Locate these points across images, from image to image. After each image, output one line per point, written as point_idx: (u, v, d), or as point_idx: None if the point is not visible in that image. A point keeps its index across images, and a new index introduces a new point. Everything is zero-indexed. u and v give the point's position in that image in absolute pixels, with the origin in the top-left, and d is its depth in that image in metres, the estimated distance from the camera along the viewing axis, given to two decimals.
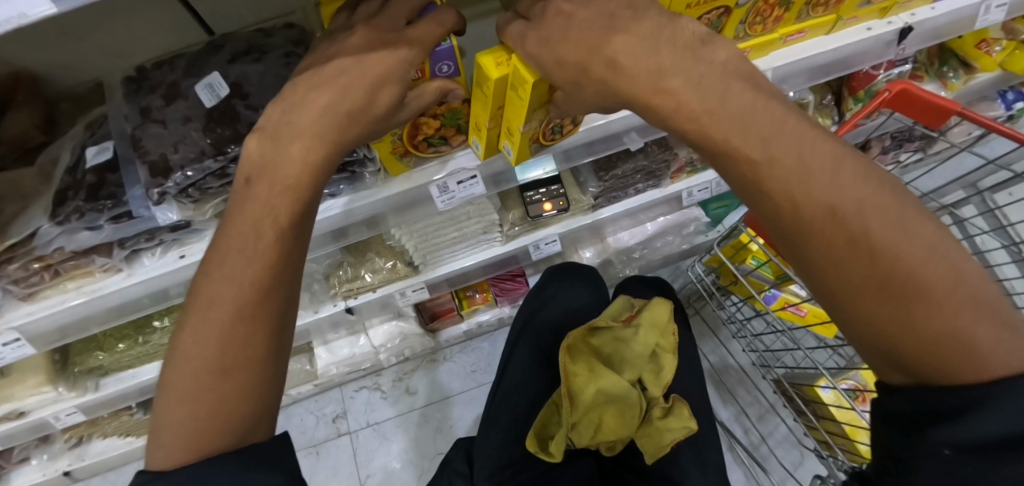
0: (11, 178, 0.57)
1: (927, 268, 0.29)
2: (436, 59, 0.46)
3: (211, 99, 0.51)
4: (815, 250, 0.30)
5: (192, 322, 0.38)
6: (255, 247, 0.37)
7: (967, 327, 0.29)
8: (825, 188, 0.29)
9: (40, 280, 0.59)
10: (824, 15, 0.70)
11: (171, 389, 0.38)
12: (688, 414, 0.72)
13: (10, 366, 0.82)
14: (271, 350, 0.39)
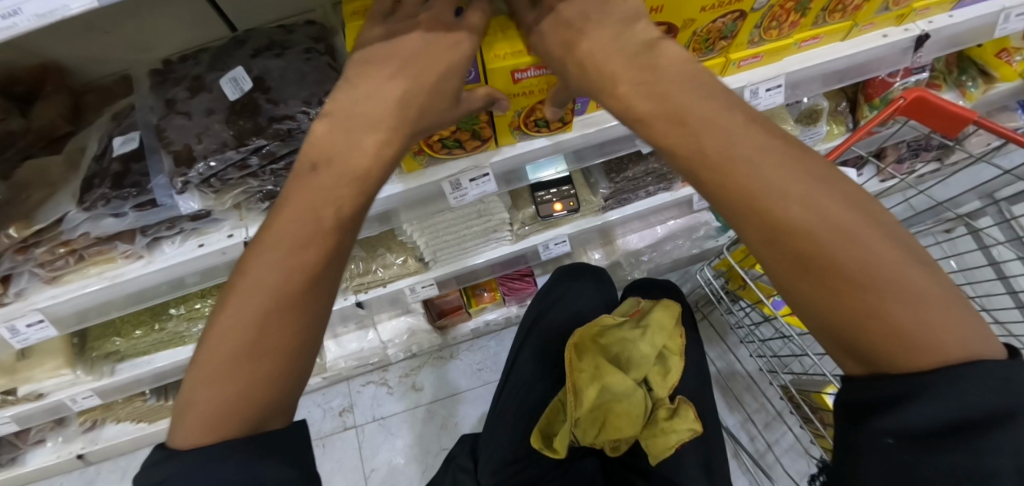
0: (41, 165, 0.59)
1: (859, 253, 0.27)
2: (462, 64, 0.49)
3: (234, 92, 0.53)
4: (740, 224, 0.30)
5: (236, 300, 0.37)
6: (315, 231, 0.37)
7: (904, 317, 0.26)
8: (750, 166, 0.30)
9: (64, 264, 0.61)
10: (841, 21, 0.70)
11: (203, 367, 0.36)
12: (693, 416, 0.73)
13: (31, 349, 0.84)
14: (306, 341, 0.38)
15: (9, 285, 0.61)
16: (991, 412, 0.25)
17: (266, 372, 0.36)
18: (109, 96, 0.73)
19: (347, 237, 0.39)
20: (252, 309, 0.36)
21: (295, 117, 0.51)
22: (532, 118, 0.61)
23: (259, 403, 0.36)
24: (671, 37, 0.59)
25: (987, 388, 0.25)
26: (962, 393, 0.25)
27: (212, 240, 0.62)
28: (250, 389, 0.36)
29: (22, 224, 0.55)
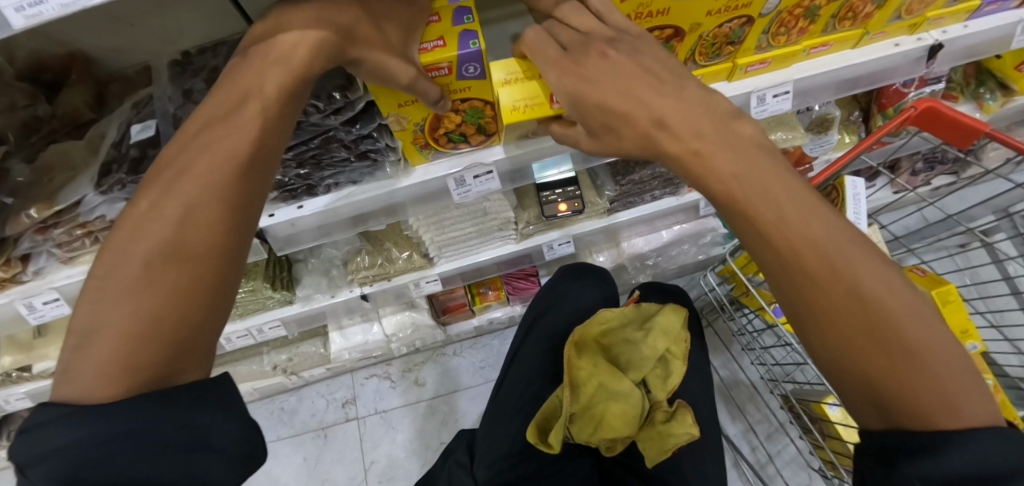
0: (63, 150, 0.61)
1: (910, 333, 0.34)
2: (463, 60, 0.48)
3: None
4: (807, 286, 0.35)
5: (153, 193, 0.38)
6: (238, 119, 0.39)
7: (942, 383, 0.33)
8: (826, 236, 0.35)
9: (82, 245, 0.63)
10: (851, 29, 0.70)
11: (111, 282, 0.36)
12: (690, 420, 0.70)
13: (47, 327, 0.87)
14: (211, 280, 0.37)
15: (29, 263, 0.64)
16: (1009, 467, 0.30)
17: (160, 310, 0.35)
18: (130, 86, 0.75)
19: (261, 172, 0.41)
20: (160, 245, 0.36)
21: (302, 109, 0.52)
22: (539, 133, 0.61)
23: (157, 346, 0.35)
24: (678, 40, 0.59)
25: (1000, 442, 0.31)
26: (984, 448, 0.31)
27: None
28: (152, 328, 0.35)
29: (43, 204, 0.58)
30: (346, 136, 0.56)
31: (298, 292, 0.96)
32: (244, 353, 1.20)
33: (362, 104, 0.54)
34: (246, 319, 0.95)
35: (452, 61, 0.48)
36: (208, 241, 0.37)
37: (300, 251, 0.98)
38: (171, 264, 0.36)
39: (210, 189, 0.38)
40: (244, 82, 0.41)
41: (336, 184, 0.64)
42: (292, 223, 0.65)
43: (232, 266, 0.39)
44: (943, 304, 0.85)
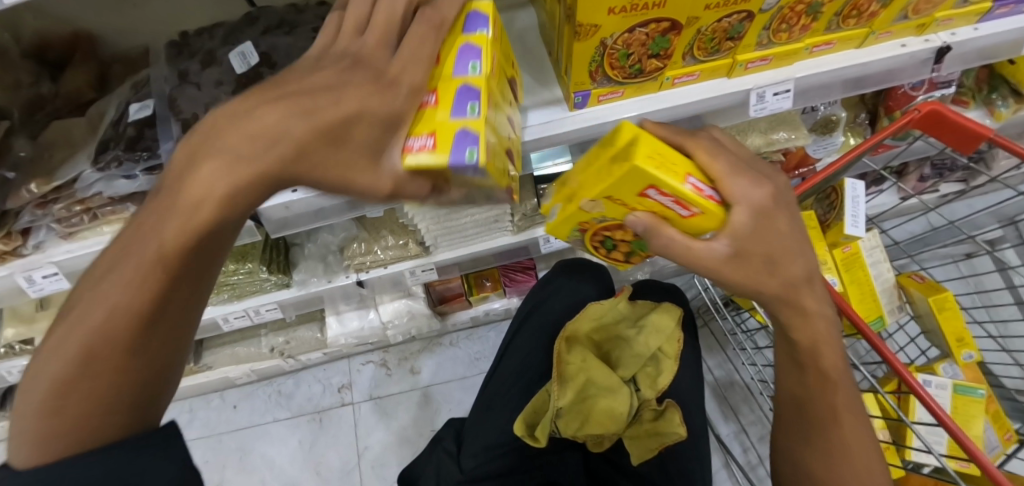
0: (63, 127, 0.62)
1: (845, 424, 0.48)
2: (460, 146, 0.40)
3: (242, 66, 0.55)
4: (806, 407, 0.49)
5: (93, 284, 0.35)
6: (161, 220, 0.33)
7: None
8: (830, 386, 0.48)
9: (80, 221, 0.65)
10: (856, 28, 0.69)
11: (46, 371, 0.34)
12: (678, 419, 0.70)
13: (50, 301, 0.89)
14: (137, 386, 0.36)
15: (29, 237, 0.65)
16: None
17: (83, 416, 0.34)
18: (132, 65, 0.76)
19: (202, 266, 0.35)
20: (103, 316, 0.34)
21: None
22: (599, 234, 0.52)
23: (95, 438, 0.35)
24: (678, 34, 0.57)
25: None
26: None
27: None
28: (69, 430, 0.34)
29: (43, 180, 0.59)
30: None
31: (295, 276, 0.97)
32: (243, 334, 1.22)
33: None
34: (244, 301, 0.97)
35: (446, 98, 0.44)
36: (133, 351, 0.35)
37: (299, 235, 0.99)
38: (90, 373, 0.34)
39: (135, 296, 0.33)
40: (184, 176, 0.33)
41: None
42: (287, 206, 0.66)
43: (166, 365, 0.37)
44: (939, 311, 0.84)
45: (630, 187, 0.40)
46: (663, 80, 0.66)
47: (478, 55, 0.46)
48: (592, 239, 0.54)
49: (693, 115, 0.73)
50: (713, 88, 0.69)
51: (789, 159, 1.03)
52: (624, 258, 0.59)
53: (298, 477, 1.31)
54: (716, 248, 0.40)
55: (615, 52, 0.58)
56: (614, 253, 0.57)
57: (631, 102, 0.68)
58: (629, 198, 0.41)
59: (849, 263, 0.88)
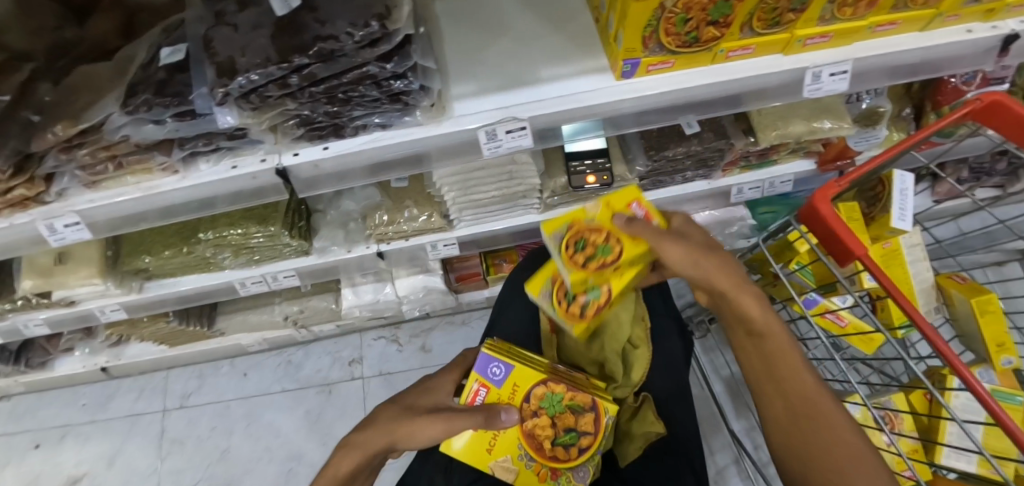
0: (91, 69, 0.60)
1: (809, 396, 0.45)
2: (484, 369, 0.62)
3: (282, 7, 0.51)
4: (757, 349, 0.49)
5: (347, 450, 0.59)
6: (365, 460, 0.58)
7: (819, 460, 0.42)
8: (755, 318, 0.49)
9: (104, 170, 0.63)
10: (923, 8, 0.65)
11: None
12: (651, 418, 0.68)
13: (69, 255, 0.88)
14: None
15: (52, 184, 0.64)
16: None
17: None
18: (162, 15, 0.73)
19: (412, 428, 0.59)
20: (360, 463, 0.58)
21: (337, 37, 0.49)
22: (581, 233, 0.62)
23: None
24: (740, 1, 0.54)
25: None
26: None
27: (245, 162, 0.63)
28: None
29: (69, 122, 0.57)
30: (379, 73, 0.53)
31: (315, 244, 0.95)
32: (256, 301, 1.20)
33: (399, 38, 0.52)
34: (261, 267, 0.96)
35: (478, 380, 0.61)
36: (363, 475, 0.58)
37: (320, 202, 0.97)
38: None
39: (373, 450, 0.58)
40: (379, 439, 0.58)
41: (364, 127, 0.61)
42: (316, 165, 0.63)
43: None
44: (982, 314, 0.81)
45: (619, 200, 0.64)
46: (717, 52, 0.64)
47: (497, 360, 0.62)
48: (570, 236, 0.62)
49: (743, 93, 0.70)
50: (767, 64, 0.67)
51: (827, 149, 0.97)
52: (578, 314, 0.62)
53: (304, 447, 1.30)
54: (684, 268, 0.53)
55: (673, 16, 0.55)
56: (571, 307, 0.63)
57: (682, 73, 0.66)
58: (619, 205, 0.64)
59: (888, 259, 0.85)
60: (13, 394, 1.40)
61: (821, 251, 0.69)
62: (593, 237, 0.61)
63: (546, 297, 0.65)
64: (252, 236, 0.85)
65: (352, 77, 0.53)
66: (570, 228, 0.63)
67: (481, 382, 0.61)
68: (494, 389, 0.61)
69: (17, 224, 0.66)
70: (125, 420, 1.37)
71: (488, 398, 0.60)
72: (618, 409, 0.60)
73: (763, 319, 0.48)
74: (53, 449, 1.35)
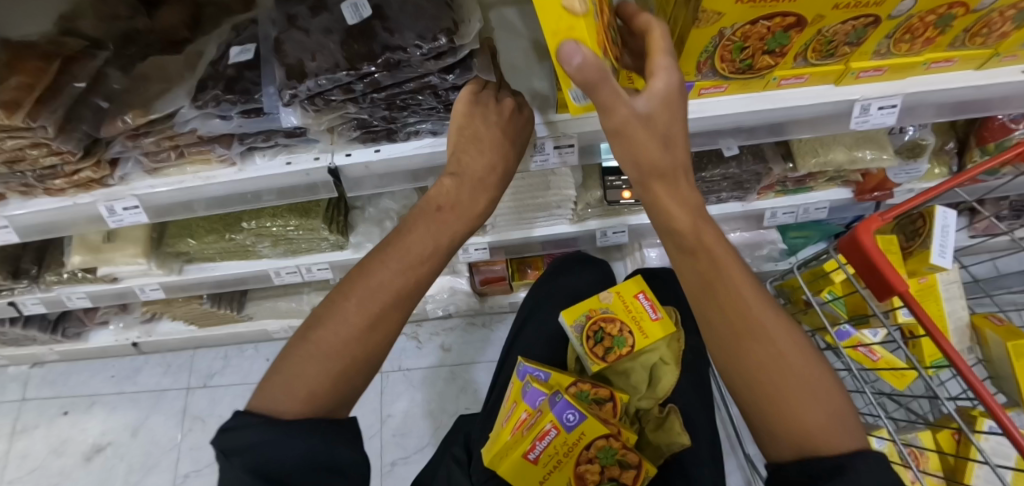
0: (164, 61, 0.63)
1: (749, 313, 0.40)
2: None
3: (354, 17, 0.54)
4: (708, 267, 0.40)
5: (356, 295, 0.44)
6: (366, 314, 0.44)
7: (799, 414, 0.37)
8: (705, 228, 0.40)
9: (167, 157, 0.66)
10: (981, 47, 0.64)
11: (329, 340, 0.43)
12: (678, 429, 0.67)
13: (117, 233, 0.91)
14: (353, 365, 0.43)
15: (116, 167, 0.67)
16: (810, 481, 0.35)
17: (338, 371, 0.43)
18: (225, 9, 0.76)
19: (421, 286, 0.47)
20: (365, 313, 0.44)
21: (406, 49, 0.52)
22: (597, 324, 0.78)
23: (324, 383, 0.42)
24: (798, 31, 0.55)
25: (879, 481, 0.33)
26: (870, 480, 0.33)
27: (300, 159, 0.66)
28: (325, 391, 0.42)
29: (139, 112, 0.59)
30: (440, 84, 0.56)
31: (350, 239, 0.98)
32: (286, 289, 1.24)
33: (465, 52, 0.54)
34: (298, 257, 0.99)
35: (552, 421, 0.57)
36: (356, 330, 0.43)
37: (359, 199, 0.99)
38: (346, 334, 0.43)
39: (377, 307, 0.44)
40: (373, 281, 0.45)
41: (416, 133, 0.64)
42: (367, 166, 0.65)
43: (357, 369, 0.44)
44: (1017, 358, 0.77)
45: (627, 291, 0.81)
46: (769, 80, 0.65)
47: (574, 407, 0.58)
48: (589, 327, 0.78)
49: (790, 122, 0.70)
50: (820, 94, 0.67)
51: (866, 180, 0.95)
52: (601, 356, 0.76)
53: None
54: (637, 103, 0.35)
55: (730, 44, 0.56)
56: (596, 349, 0.77)
57: (734, 98, 0.67)
58: (629, 296, 0.80)
59: (924, 293, 0.84)
60: (46, 361, 1.46)
61: (858, 281, 0.68)
62: (610, 327, 0.78)
63: (577, 329, 0.79)
64: (293, 228, 0.88)
65: (414, 86, 0.56)
66: (588, 318, 0.79)
67: (554, 424, 0.57)
68: (564, 434, 0.57)
69: (80, 204, 0.69)
70: (150, 395, 1.41)
71: (555, 441, 0.57)
72: (654, 471, 0.62)
73: (692, 230, 0.40)
74: (80, 417, 1.39)
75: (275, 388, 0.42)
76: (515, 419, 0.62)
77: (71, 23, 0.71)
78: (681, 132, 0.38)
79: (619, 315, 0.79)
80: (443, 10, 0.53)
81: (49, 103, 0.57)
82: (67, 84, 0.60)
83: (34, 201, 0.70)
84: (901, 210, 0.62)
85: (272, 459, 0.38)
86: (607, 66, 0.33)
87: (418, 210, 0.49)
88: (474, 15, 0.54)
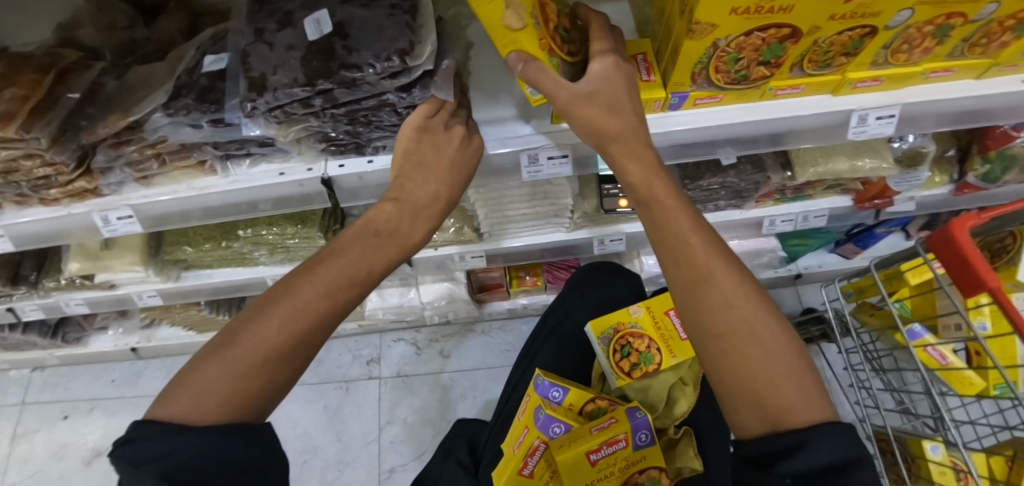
0: (148, 70, 0.63)
1: (702, 258, 0.42)
2: None
3: (315, 34, 0.54)
4: (669, 221, 0.44)
5: (279, 306, 0.42)
6: (288, 319, 0.42)
7: (755, 368, 0.37)
8: (660, 187, 0.46)
9: (151, 166, 0.66)
10: (981, 57, 0.63)
11: (247, 343, 0.40)
12: (693, 454, 0.65)
13: (114, 241, 0.91)
14: (272, 368, 0.41)
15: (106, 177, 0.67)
16: (776, 448, 0.34)
17: (254, 375, 0.40)
18: (222, 19, 0.77)
19: (350, 303, 0.46)
20: (288, 324, 0.42)
21: (360, 67, 0.52)
22: (625, 338, 0.79)
23: (244, 385, 0.39)
24: (793, 42, 0.54)
25: (837, 440, 0.32)
26: (832, 439, 0.32)
27: (292, 170, 0.65)
28: (234, 399, 0.39)
29: (118, 120, 0.59)
30: (398, 102, 0.56)
31: None
32: None
33: (419, 72, 0.54)
34: (296, 265, 0.99)
35: (625, 432, 0.59)
36: (278, 337, 0.41)
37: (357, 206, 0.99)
38: (268, 338, 0.41)
39: (303, 314, 0.42)
40: (300, 289, 0.43)
41: (384, 147, 0.64)
42: (361, 177, 0.65)
43: (280, 373, 0.42)
44: None
45: (659, 308, 0.83)
46: (765, 91, 0.64)
47: (649, 428, 0.61)
48: (617, 341, 0.78)
49: (789, 132, 0.70)
50: (818, 105, 0.66)
51: (867, 188, 0.94)
52: (627, 370, 0.76)
53: (319, 441, 1.32)
54: (576, 87, 0.48)
55: (725, 55, 0.56)
56: (621, 362, 0.77)
57: (730, 108, 0.66)
58: (659, 313, 0.83)
59: None
60: (47, 365, 1.46)
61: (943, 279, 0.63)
62: (638, 343, 0.78)
63: (604, 341, 0.79)
64: (289, 236, 0.88)
65: (372, 103, 0.56)
66: (616, 332, 0.80)
67: (627, 437, 0.59)
68: (630, 449, 0.59)
69: (76, 214, 0.69)
70: (150, 400, 1.42)
71: (620, 451, 0.59)
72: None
73: (643, 184, 0.46)
74: (80, 421, 1.40)
75: (181, 398, 0.38)
76: (526, 445, 0.62)
77: (70, 33, 0.72)
78: (626, 104, 0.49)
79: (648, 331, 0.81)
80: (403, 31, 0.53)
81: (43, 114, 0.58)
82: (56, 94, 0.60)
83: (28, 210, 0.70)
84: (1005, 206, 0.54)
85: (198, 459, 0.34)
86: (546, 69, 0.48)
87: (352, 230, 0.49)
88: (433, 36, 0.54)
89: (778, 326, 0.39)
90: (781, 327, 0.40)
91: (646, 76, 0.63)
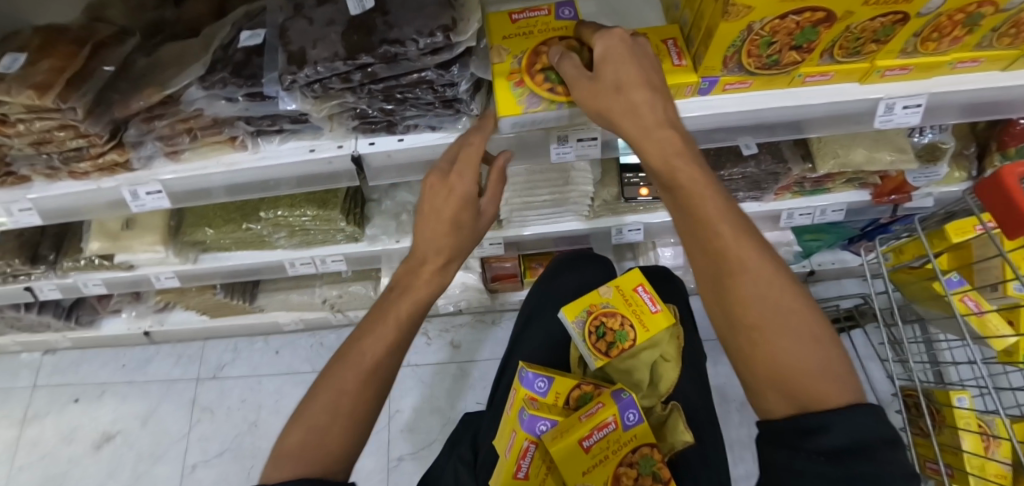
0: (181, 45, 0.64)
1: (726, 239, 0.39)
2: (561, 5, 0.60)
3: (356, 8, 0.54)
4: (694, 200, 0.41)
5: (348, 359, 0.46)
6: (357, 371, 0.44)
7: (788, 348, 0.35)
8: (681, 161, 0.42)
9: (182, 142, 0.66)
10: (1009, 48, 0.63)
11: (321, 399, 0.44)
12: (682, 427, 0.63)
13: (136, 220, 0.92)
14: (347, 417, 0.43)
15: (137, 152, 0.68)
16: (802, 426, 0.32)
17: (331, 422, 0.42)
18: None
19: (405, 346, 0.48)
20: (359, 375, 0.44)
21: (403, 42, 0.52)
22: (599, 318, 0.75)
23: (323, 439, 0.42)
24: (825, 27, 0.55)
25: (867, 418, 0.31)
26: (858, 417, 0.31)
27: (323, 146, 0.66)
28: (315, 451, 0.41)
29: (153, 93, 0.59)
30: (437, 80, 0.56)
31: (366, 231, 0.98)
32: (299, 281, 1.24)
33: (460, 49, 0.54)
34: (313, 249, 1.00)
35: (613, 414, 0.57)
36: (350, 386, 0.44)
37: (376, 191, 0.99)
38: (338, 389, 0.44)
39: (369, 363, 0.45)
40: (366, 343, 0.46)
41: (415, 127, 0.64)
42: (390, 155, 0.66)
43: (355, 423, 0.43)
44: None
45: (627, 284, 0.79)
46: (794, 77, 0.64)
47: (636, 407, 0.59)
48: (591, 323, 0.75)
49: (815, 120, 0.70)
50: (845, 93, 0.67)
51: (884, 182, 0.95)
52: (605, 352, 0.72)
53: None
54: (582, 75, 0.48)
55: (758, 38, 0.56)
56: (598, 344, 0.73)
57: (757, 94, 0.67)
58: (627, 290, 0.78)
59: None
60: (58, 349, 1.46)
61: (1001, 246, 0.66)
62: (612, 323, 0.74)
63: (579, 325, 0.75)
64: (310, 218, 0.88)
65: (411, 80, 0.56)
66: (589, 314, 0.76)
67: (615, 418, 0.57)
68: (620, 431, 0.58)
69: (103, 188, 0.70)
70: (160, 385, 1.42)
71: (611, 435, 0.57)
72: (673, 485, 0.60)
73: (662, 159, 0.42)
74: (90, 405, 1.40)
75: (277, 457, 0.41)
76: (516, 449, 0.60)
77: (100, 10, 0.72)
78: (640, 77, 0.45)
79: (620, 309, 0.76)
80: (444, 8, 0.53)
81: (78, 86, 0.58)
82: (92, 66, 0.61)
83: (57, 184, 0.70)
84: None
85: None
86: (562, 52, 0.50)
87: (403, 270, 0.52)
88: (475, 14, 0.54)
89: (803, 307, 0.37)
90: (805, 307, 0.37)
91: (676, 61, 0.63)
